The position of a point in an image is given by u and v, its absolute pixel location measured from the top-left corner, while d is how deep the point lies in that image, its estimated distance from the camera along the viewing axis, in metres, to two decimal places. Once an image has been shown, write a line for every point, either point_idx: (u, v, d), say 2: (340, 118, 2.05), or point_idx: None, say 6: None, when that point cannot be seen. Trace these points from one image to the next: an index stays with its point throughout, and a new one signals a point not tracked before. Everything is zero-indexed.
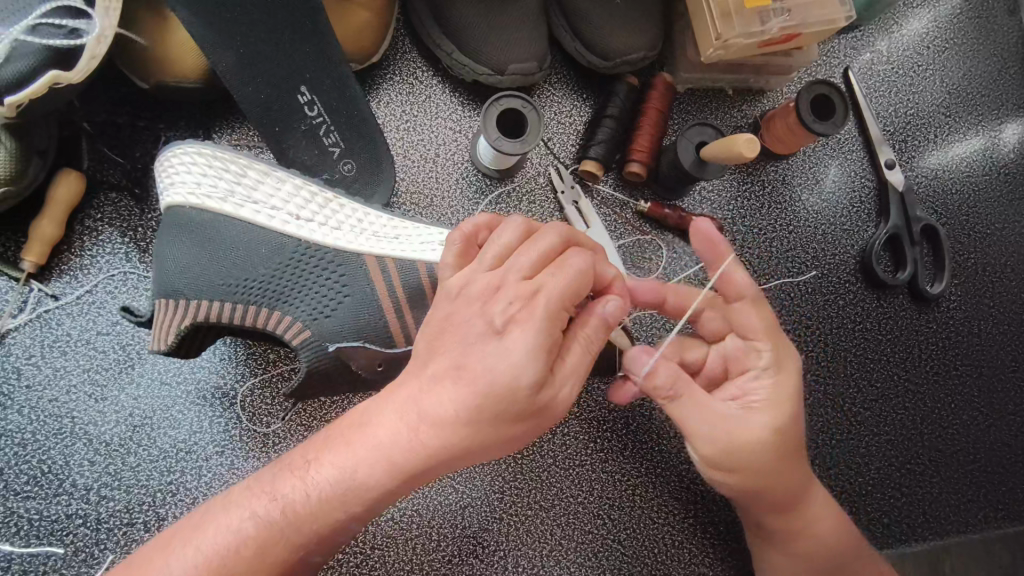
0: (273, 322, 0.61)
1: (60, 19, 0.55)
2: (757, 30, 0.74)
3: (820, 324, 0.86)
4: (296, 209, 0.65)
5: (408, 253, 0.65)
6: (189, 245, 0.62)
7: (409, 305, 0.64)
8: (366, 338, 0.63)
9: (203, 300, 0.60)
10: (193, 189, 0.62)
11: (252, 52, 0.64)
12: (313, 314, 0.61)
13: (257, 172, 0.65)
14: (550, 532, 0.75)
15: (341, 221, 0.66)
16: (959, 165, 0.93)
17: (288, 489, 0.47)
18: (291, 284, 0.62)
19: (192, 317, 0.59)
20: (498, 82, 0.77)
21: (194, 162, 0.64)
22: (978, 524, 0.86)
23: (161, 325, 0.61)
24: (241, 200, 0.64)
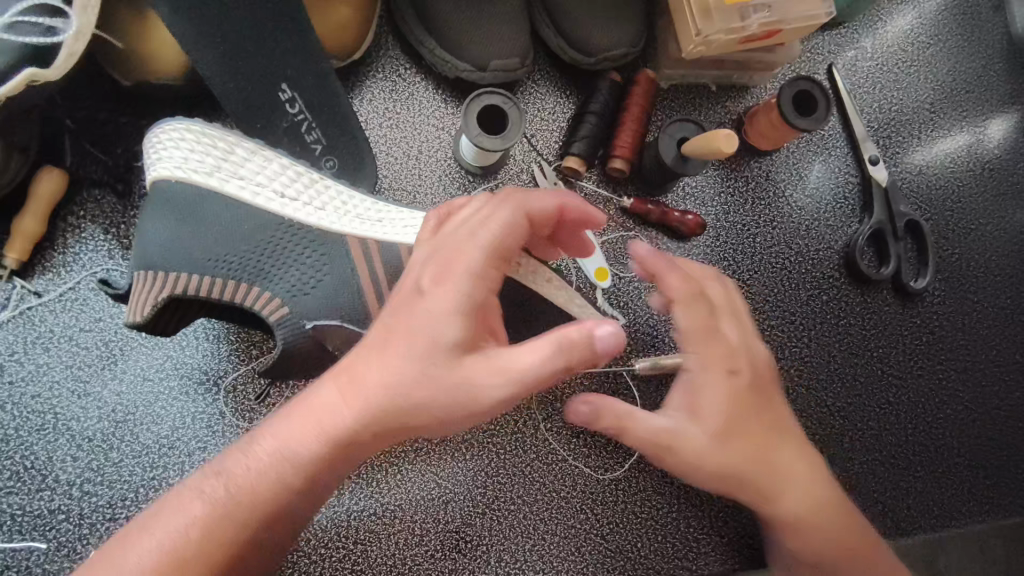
0: (253, 300, 0.61)
1: (37, 16, 0.55)
2: (737, 26, 0.74)
3: (802, 320, 0.86)
4: (283, 188, 0.66)
5: (391, 234, 0.66)
6: (168, 219, 0.61)
7: (388, 283, 0.64)
8: (343, 319, 0.63)
9: (179, 274, 0.59)
10: (179, 163, 0.62)
11: (234, 50, 0.65)
12: (297, 288, 0.62)
13: (246, 149, 0.65)
14: (533, 527, 0.75)
15: (326, 202, 0.66)
16: (944, 161, 0.94)
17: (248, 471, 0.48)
18: (276, 261, 0.62)
19: (170, 291, 0.58)
20: (480, 78, 0.77)
21: (180, 137, 0.64)
22: (962, 518, 0.87)
23: (138, 297, 0.59)
24: (228, 174, 0.64)
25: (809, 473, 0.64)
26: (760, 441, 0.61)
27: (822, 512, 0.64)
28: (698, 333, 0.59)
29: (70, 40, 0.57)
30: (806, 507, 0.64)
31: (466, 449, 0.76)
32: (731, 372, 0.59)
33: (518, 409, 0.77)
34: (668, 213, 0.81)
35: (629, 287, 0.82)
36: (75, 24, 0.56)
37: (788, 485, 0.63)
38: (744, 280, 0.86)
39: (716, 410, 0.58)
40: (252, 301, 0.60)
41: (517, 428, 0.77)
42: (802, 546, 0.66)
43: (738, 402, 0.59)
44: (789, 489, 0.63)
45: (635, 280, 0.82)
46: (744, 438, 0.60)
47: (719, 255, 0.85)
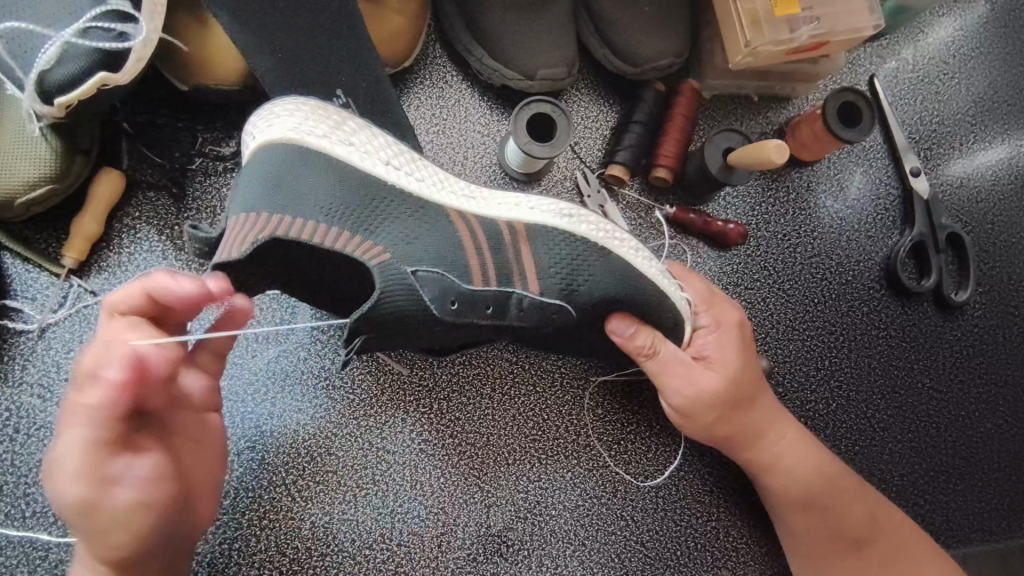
0: (353, 246, 0.54)
1: (109, 22, 0.57)
2: (786, 37, 0.74)
3: (843, 331, 0.86)
4: (387, 158, 0.62)
5: (488, 210, 0.66)
6: (278, 170, 0.57)
7: (489, 249, 0.63)
8: (445, 271, 0.59)
9: (279, 217, 0.52)
10: (292, 126, 0.59)
11: (293, 56, 0.66)
12: (402, 241, 0.58)
13: (355, 122, 0.62)
14: (573, 533, 0.76)
15: (427, 176, 0.64)
16: (985, 173, 0.93)
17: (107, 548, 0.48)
18: (382, 216, 0.59)
19: (270, 230, 0.51)
20: (527, 87, 0.78)
21: (294, 106, 0.60)
22: (1003, 533, 0.86)
23: (235, 238, 0.51)
24: (337, 140, 0.60)
25: (793, 423, 0.74)
26: (754, 387, 0.71)
27: (806, 455, 0.72)
28: (705, 300, 0.72)
29: (140, 47, 0.58)
30: (797, 446, 0.72)
31: (509, 453, 0.76)
32: (738, 328, 0.71)
33: (560, 415, 0.78)
34: (711, 221, 0.81)
35: None
36: (145, 32, 0.58)
37: (777, 428, 0.72)
38: (785, 290, 0.86)
39: (724, 357, 0.69)
40: (354, 247, 0.54)
41: (558, 433, 0.78)
42: (784, 488, 0.72)
43: (743, 350, 0.70)
44: (780, 432, 0.72)
45: None
46: (747, 384, 0.70)
47: (760, 264, 0.86)
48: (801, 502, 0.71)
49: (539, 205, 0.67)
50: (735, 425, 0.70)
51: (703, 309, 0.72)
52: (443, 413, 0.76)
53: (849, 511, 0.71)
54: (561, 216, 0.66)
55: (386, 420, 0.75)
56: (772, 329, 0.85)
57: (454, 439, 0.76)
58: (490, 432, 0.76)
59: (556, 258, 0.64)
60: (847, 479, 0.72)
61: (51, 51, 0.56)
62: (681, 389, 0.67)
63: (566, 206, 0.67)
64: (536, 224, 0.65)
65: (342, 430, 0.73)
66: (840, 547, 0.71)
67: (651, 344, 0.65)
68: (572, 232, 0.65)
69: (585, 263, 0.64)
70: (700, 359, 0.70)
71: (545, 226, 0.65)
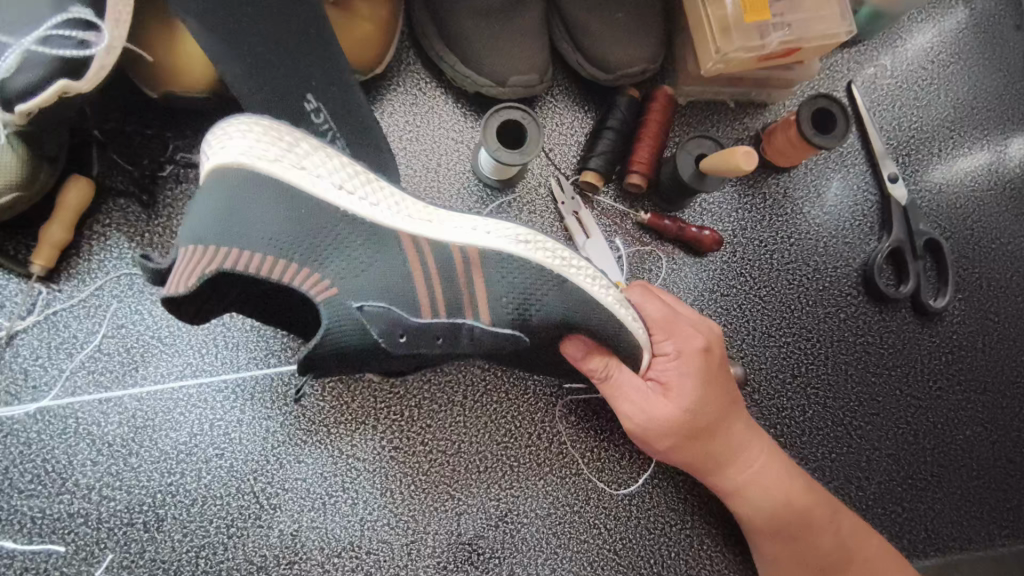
0: (299, 280, 0.55)
1: (70, 30, 0.57)
2: (756, 44, 0.74)
3: (820, 337, 0.86)
4: (340, 181, 0.62)
5: (442, 235, 0.64)
6: (219, 200, 0.56)
7: (437, 274, 0.62)
8: (390, 303, 0.59)
9: (229, 250, 0.53)
10: (244, 151, 0.58)
11: (259, 63, 0.66)
12: (346, 274, 0.58)
13: (309, 145, 0.61)
14: (544, 541, 0.75)
15: (386, 197, 0.64)
16: (964, 179, 0.93)
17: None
18: (328, 247, 0.59)
19: (217, 264, 0.51)
20: (499, 93, 0.78)
21: (246, 126, 0.59)
22: (982, 541, 0.85)
23: (180, 271, 0.51)
24: (290, 163, 0.60)
25: (763, 446, 0.73)
26: (717, 416, 0.69)
27: (771, 484, 0.71)
28: (664, 323, 0.70)
29: (102, 54, 0.59)
30: (763, 475, 0.71)
31: (480, 461, 0.76)
32: (700, 355, 0.69)
33: (532, 422, 0.78)
34: (685, 229, 0.81)
35: None
36: (108, 38, 0.59)
37: (742, 456, 0.71)
38: (761, 296, 0.85)
39: (683, 386, 0.68)
40: (303, 281, 0.55)
41: (530, 441, 0.77)
42: (752, 513, 0.72)
43: (702, 379, 0.68)
44: (745, 461, 0.71)
45: None
46: (708, 415, 0.69)
47: (736, 270, 0.85)
48: (768, 529, 0.72)
49: (496, 230, 0.66)
50: (697, 455, 0.69)
51: (662, 335, 0.70)
52: (414, 421, 0.76)
53: (815, 540, 0.72)
54: (517, 243, 0.65)
55: (356, 427, 0.74)
56: (747, 336, 0.84)
57: (425, 447, 0.75)
58: (461, 440, 0.76)
59: (507, 285, 0.63)
60: (818, 506, 0.72)
61: (9, 61, 0.56)
62: (638, 421, 0.67)
63: (524, 232, 0.66)
64: (493, 251, 0.64)
65: (312, 438, 0.73)
66: (807, 573, 0.72)
67: (604, 368, 0.66)
68: (529, 258, 0.64)
69: (540, 291, 0.64)
70: (660, 387, 0.69)
71: (503, 254, 0.64)
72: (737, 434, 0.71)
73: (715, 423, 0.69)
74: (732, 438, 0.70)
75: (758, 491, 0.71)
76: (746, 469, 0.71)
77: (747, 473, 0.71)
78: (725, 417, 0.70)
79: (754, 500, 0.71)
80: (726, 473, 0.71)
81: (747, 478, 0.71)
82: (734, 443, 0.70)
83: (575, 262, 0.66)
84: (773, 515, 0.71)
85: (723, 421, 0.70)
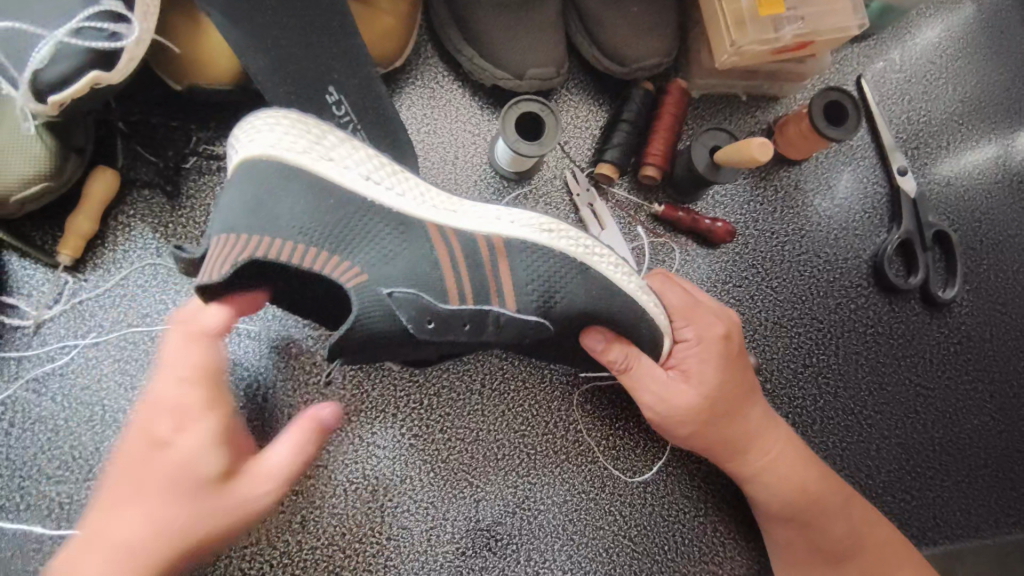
0: (329, 266, 0.56)
1: (102, 23, 0.58)
2: (771, 37, 0.75)
3: (831, 328, 0.87)
4: (367, 172, 0.64)
5: (465, 225, 0.66)
6: (252, 191, 0.59)
7: (464, 261, 0.63)
8: (419, 289, 0.59)
9: (262, 239, 0.55)
10: (274, 144, 0.61)
11: (284, 56, 0.67)
12: (376, 261, 0.59)
13: (336, 137, 0.63)
14: (561, 527, 0.77)
15: (410, 188, 0.66)
16: (972, 172, 0.94)
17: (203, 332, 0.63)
18: (357, 235, 0.60)
19: (250, 252, 0.53)
20: (517, 86, 0.79)
21: (275, 122, 0.62)
22: (989, 529, 0.87)
23: (216, 259, 0.54)
24: (318, 155, 0.62)
25: (781, 433, 0.74)
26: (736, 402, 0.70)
27: (788, 468, 0.72)
28: (684, 312, 0.71)
29: (133, 46, 0.60)
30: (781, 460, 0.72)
31: (498, 449, 0.77)
32: (720, 341, 0.70)
33: (549, 411, 0.79)
34: (698, 220, 0.82)
35: None
36: (137, 31, 0.59)
37: (761, 443, 0.72)
38: (772, 287, 0.87)
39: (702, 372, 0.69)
40: (332, 267, 0.56)
41: (547, 429, 0.78)
42: (768, 499, 0.73)
43: (723, 365, 0.70)
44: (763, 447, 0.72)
45: None
46: (729, 400, 0.70)
47: (748, 262, 0.86)
48: (783, 515, 0.73)
49: (517, 220, 0.67)
50: (715, 441, 0.71)
51: (683, 322, 0.71)
52: (433, 409, 0.77)
53: (829, 525, 0.73)
54: (538, 231, 0.66)
55: (377, 416, 0.76)
56: (760, 326, 0.85)
57: (443, 435, 0.77)
58: (480, 428, 0.77)
59: (531, 271, 0.64)
60: (830, 493, 0.73)
61: (43, 51, 0.57)
62: (658, 407, 0.69)
63: (544, 221, 0.67)
64: (514, 239, 0.65)
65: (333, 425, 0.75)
66: (818, 557, 0.73)
67: (623, 359, 0.67)
68: (550, 246, 0.66)
69: (561, 280, 0.65)
70: (680, 374, 0.70)
71: (525, 242, 0.65)
72: (756, 420, 0.72)
73: (735, 409, 0.70)
74: (750, 425, 0.71)
75: (775, 478, 0.72)
76: (764, 455, 0.72)
77: (764, 459, 0.72)
78: (744, 403, 0.71)
79: (770, 487, 0.72)
80: (744, 459, 0.72)
81: (764, 464, 0.72)
82: (753, 429, 0.71)
83: (596, 249, 0.67)
84: (788, 502, 0.72)
85: (742, 407, 0.71)
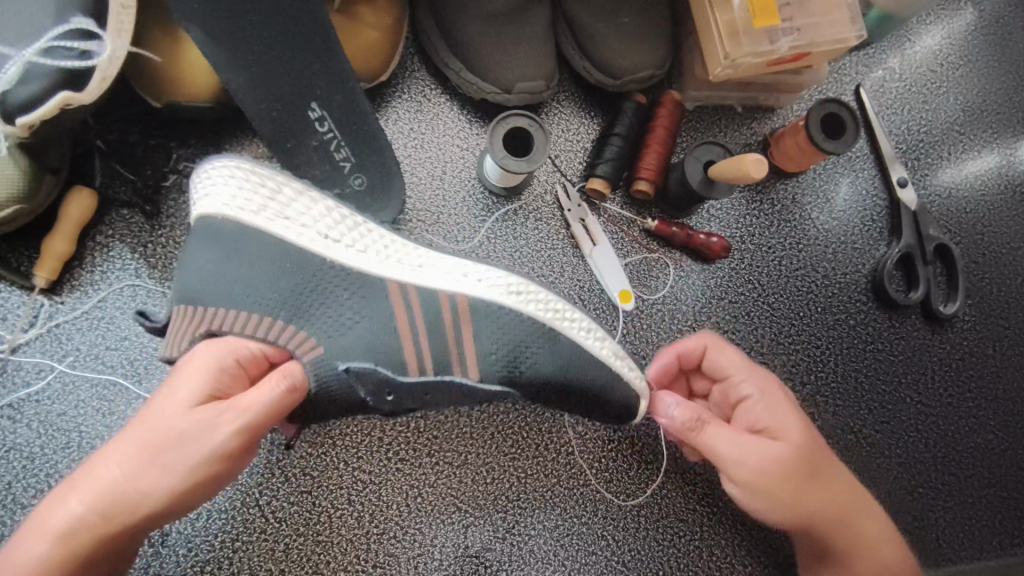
0: (284, 337, 0.58)
1: (72, 41, 0.56)
2: (766, 49, 0.73)
3: (829, 345, 0.85)
4: (325, 229, 0.63)
5: (429, 280, 0.64)
6: (208, 255, 0.59)
7: (425, 328, 0.62)
8: (377, 362, 0.60)
9: (217, 312, 0.57)
10: (226, 203, 0.61)
11: (264, 74, 0.65)
12: (332, 330, 0.60)
13: (293, 190, 0.63)
14: (553, 553, 0.75)
15: (371, 243, 0.65)
16: (974, 183, 0.92)
17: (234, 342, 0.56)
18: (314, 303, 0.60)
19: (205, 327, 0.56)
20: (505, 100, 0.77)
21: (228, 176, 0.62)
22: (993, 550, 0.84)
23: (175, 332, 0.57)
24: (272, 215, 0.62)
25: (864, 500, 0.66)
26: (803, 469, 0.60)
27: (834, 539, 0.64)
28: (743, 366, 0.66)
29: (105, 64, 0.59)
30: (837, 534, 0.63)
31: (487, 472, 0.75)
32: (783, 393, 0.64)
33: (540, 433, 0.77)
34: (693, 236, 0.80)
35: (652, 311, 0.81)
36: (110, 48, 0.59)
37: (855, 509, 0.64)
38: (769, 304, 0.84)
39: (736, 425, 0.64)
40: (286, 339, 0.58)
41: (538, 452, 0.76)
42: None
43: (799, 417, 0.63)
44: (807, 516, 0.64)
45: (658, 302, 0.82)
46: (818, 461, 0.62)
47: (744, 277, 0.84)
48: None
49: (485, 277, 0.65)
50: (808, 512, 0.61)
51: (742, 376, 0.65)
52: (420, 432, 0.75)
53: None
54: (507, 292, 0.65)
55: (362, 440, 0.74)
56: (757, 344, 0.83)
57: (431, 458, 0.75)
58: (468, 451, 0.75)
59: (498, 333, 0.63)
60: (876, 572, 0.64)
61: (11, 72, 0.55)
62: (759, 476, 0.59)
63: (514, 282, 0.66)
64: (480, 299, 0.63)
65: (317, 450, 0.73)
66: None
67: (693, 420, 0.60)
68: (518, 310, 0.64)
69: (528, 348, 0.64)
70: (759, 433, 0.62)
71: (491, 304, 0.64)
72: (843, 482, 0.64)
73: (825, 468, 0.62)
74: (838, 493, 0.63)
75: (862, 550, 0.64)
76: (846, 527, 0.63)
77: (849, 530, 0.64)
78: (830, 465, 0.63)
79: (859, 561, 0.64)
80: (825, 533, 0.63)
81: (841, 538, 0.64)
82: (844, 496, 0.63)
83: (568, 314, 0.66)
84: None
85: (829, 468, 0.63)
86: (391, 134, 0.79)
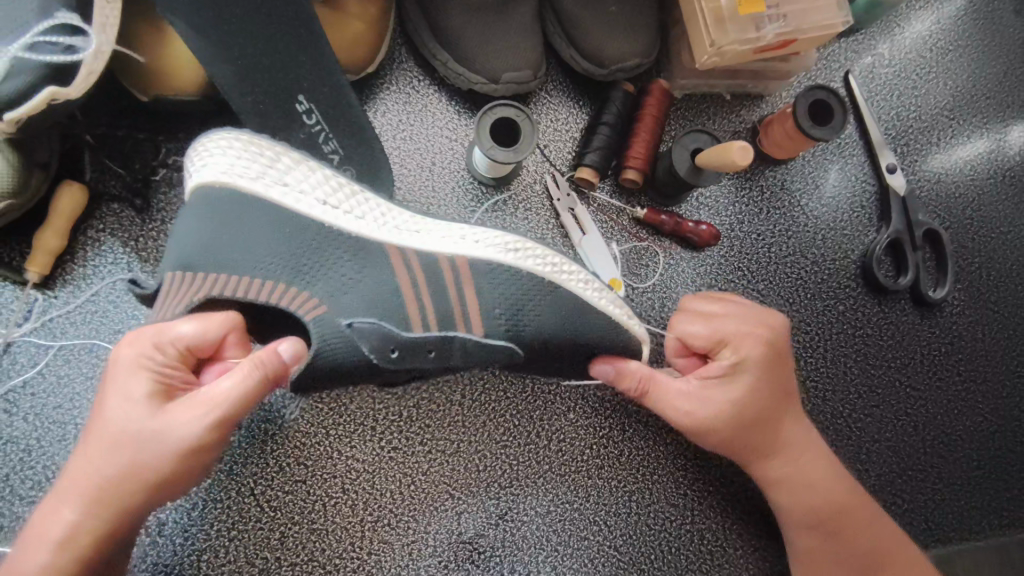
0: (288, 298, 0.58)
1: (57, 36, 0.57)
2: (753, 37, 0.73)
3: (818, 331, 0.86)
4: (325, 197, 0.64)
5: (429, 244, 0.65)
6: (207, 223, 0.59)
7: (426, 287, 0.64)
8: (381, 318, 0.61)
9: (217, 276, 0.57)
10: (227, 171, 0.61)
11: (249, 68, 0.65)
12: (335, 292, 0.61)
13: (291, 159, 0.63)
14: (545, 538, 0.76)
15: (367, 211, 0.65)
16: (964, 168, 0.92)
17: (160, 334, 0.53)
18: (315, 266, 0.61)
19: (205, 292, 0.56)
20: (492, 91, 0.77)
21: (227, 145, 0.62)
22: (982, 532, 0.85)
23: (171, 300, 0.57)
24: (272, 182, 0.62)
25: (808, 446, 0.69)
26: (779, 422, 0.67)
27: (828, 475, 0.70)
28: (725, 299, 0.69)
29: (90, 60, 0.59)
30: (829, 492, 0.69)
31: (480, 460, 0.76)
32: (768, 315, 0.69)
33: (531, 420, 0.78)
34: (682, 224, 0.80)
35: (641, 299, 0.82)
36: (95, 43, 0.59)
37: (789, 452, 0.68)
38: (759, 290, 0.85)
39: (742, 390, 0.64)
40: (292, 301, 0.58)
41: (529, 439, 0.77)
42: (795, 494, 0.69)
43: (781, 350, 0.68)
44: (802, 454, 0.69)
45: (648, 291, 0.82)
46: (780, 375, 0.66)
47: (733, 264, 0.85)
48: (817, 520, 0.69)
49: (483, 239, 0.67)
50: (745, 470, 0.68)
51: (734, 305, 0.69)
52: (412, 421, 0.76)
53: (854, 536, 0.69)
54: (505, 250, 0.67)
55: (355, 429, 0.74)
56: None
57: (423, 447, 0.75)
58: (461, 438, 0.76)
59: (499, 297, 0.65)
60: (856, 499, 0.70)
61: None
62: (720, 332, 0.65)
63: (511, 239, 0.67)
64: (478, 259, 0.65)
65: (311, 440, 0.74)
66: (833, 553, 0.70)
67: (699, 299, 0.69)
68: (518, 267, 0.66)
69: (529, 299, 0.66)
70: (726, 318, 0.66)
71: (490, 263, 0.66)
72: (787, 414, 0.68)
73: (783, 372, 0.66)
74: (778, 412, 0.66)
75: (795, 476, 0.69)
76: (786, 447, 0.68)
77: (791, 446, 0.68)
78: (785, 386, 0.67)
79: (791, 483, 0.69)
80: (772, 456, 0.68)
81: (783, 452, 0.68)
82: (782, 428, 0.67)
83: (568, 267, 0.68)
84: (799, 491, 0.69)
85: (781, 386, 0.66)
86: (380, 125, 0.80)
